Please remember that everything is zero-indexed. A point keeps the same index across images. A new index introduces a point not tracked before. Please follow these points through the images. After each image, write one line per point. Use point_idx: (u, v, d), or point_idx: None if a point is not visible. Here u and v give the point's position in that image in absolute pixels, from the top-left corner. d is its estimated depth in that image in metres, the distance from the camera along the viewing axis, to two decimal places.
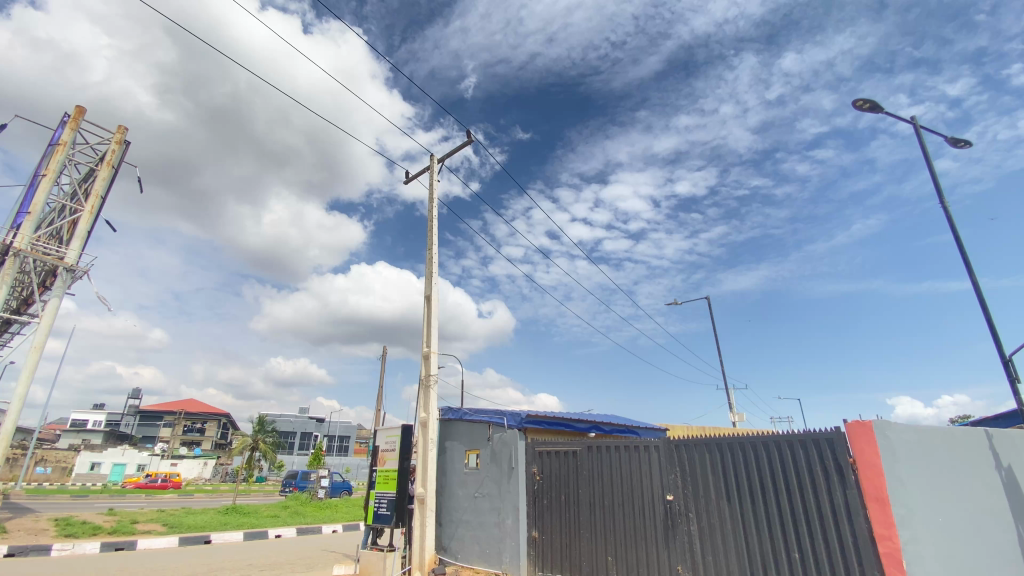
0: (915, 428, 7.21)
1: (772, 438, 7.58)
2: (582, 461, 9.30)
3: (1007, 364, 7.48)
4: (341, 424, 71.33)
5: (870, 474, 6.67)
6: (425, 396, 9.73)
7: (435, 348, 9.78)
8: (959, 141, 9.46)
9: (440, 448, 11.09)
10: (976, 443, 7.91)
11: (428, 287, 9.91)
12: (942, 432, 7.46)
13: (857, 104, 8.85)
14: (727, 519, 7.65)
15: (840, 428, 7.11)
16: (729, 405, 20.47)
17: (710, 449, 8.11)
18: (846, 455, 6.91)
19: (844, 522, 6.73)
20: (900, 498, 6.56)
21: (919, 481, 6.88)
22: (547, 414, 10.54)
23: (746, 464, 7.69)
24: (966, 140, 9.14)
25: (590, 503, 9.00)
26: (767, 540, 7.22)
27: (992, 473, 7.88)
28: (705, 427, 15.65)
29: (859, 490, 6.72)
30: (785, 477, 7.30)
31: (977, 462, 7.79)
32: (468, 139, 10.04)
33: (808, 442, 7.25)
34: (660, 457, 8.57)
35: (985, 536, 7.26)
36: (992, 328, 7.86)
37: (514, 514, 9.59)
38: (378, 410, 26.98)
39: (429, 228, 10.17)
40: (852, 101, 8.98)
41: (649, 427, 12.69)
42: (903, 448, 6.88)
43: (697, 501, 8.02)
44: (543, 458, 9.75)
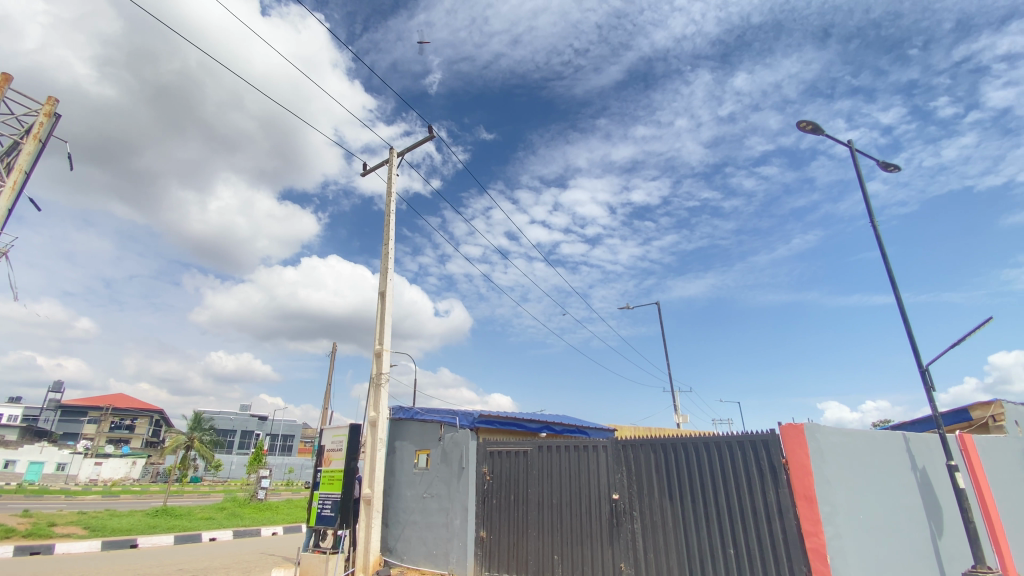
0: (842, 431, 7.73)
1: (713, 439, 7.91)
2: (532, 461, 9.38)
3: (924, 373, 8.13)
4: (285, 422, 68.79)
5: (801, 474, 7.08)
6: (375, 394, 9.52)
7: (388, 346, 9.60)
8: (889, 165, 10.22)
9: (389, 448, 10.89)
10: (895, 446, 8.58)
11: (383, 283, 9.71)
12: (865, 435, 8.05)
13: (802, 125, 9.38)
14: (668, 517, 7.92)
15: (775, 430, 7.52)
16: (675, 407, 21.22)
17: (656, 449, 8.37)
18: (779, 456, 7.31)
19: (775, 519, 7.11)
20: (827, 496, 7.01)
21: (844, 481, 7.38)
22: (500, 414, 10.56)
23: (689, 464, 7.99)
24: (895, 165, 9.89)
25: (538, 503, 9.10)
26: (705, 537, 7.53)
27: (908, 473, 8.57)
28: (651, 428, 16.15)
29: (790, 488, 7.13)
30: (724, 476, 7.64)
31: (896, 463, 8.44)
32: (430, 135, 9.90)
33: (746, 443, 7.62)
34: (608, 457, 8.77)
35: (900, 531, 7.87)
36: (912, 339, 8.53)
37: (462, 515, 9.54)
38: (325, 410, 26.14)
39: (386, 223, 9.96)
40: (797, 122, 9.50)
41: (598, 427, 12.95)
42: (830, 449, 7.37)
43: (641, 500, 8.26)
44: (494, 458, 9.76)
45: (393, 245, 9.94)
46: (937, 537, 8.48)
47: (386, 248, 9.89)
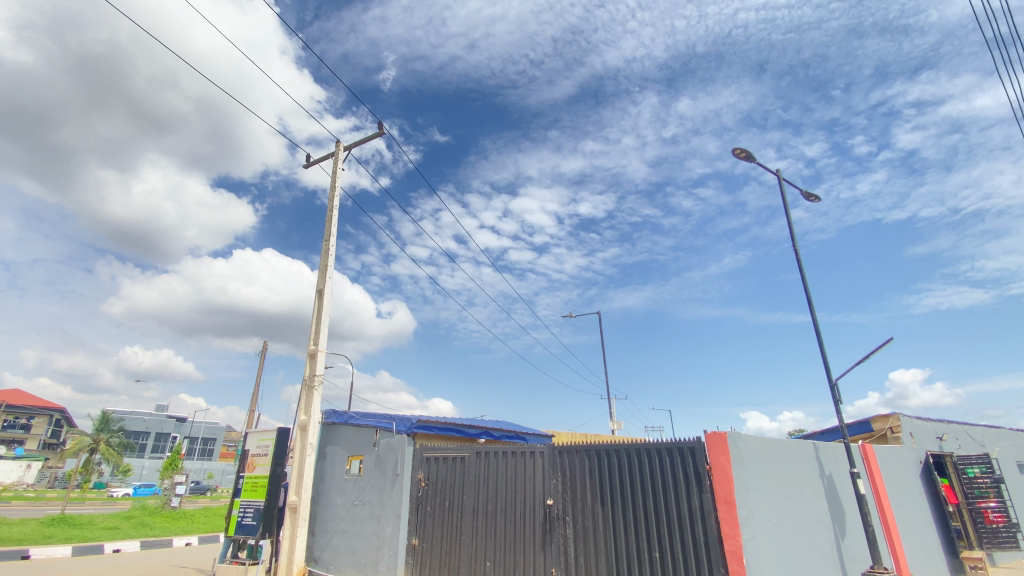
0: (761, 439, 8.26)
1: (644, 446, 8.20)
2: (469, 467, 9.33)
3: (834, 388, 8.85)
4: (207, 425, 64.44)
5: (722, 480, 7.48)
6: (307, 397, 9.12)
7: (323, 347, 9.25)
8: (811, 195, 11.11)
9: (320, 453, 10.46)
10: (806, 454, 9.28)
11: (322, 281, 9.36)
12: (780, 444, 8.66)
13: (737, 152, 10.00)
14: (600, 522, 8.12)
15: (701, 438, 7.91)
16: (611, 414, 21.83)
17: (590, 456, 8.58)
18: (704, 463, 7.69)
19: (698, 524, 7.46)
20: (744, 500, 7.45)
21: (760, 487, 7.88)
22: (438, 419, 10.43)
23: (621, 470, 8.24)
24: (816, 195, 10.77)
25: (472, 509, 9.05)
26: (633, 541, 7.78)
27: (817, 479, 9.27)
28: (587, 435, 16.50)
29: (712, 493, 7.51)
30: (653, 482, 7.94)
31: (806, 470, 9.12)
32: (380, 130, 9.66)
33: (675, 450, 7.96)
34: (544, 463, 8.88)
35: (809, 534, 8.48)
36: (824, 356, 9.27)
37: (394, 522, 9.31)
38: (253, 411, 24.73)
39: (329, 219, 9.63)
40: (733, 149, 10.11)
41: (536, 434, 13.09)
42: (749, 456, 7.85)
43: (574, 506, 8.42)
44: (431, 464, 9.62)
45: (334, 242, 9.61)
46: (840, 539, 9.22)
47: (326, 244, 9.55)
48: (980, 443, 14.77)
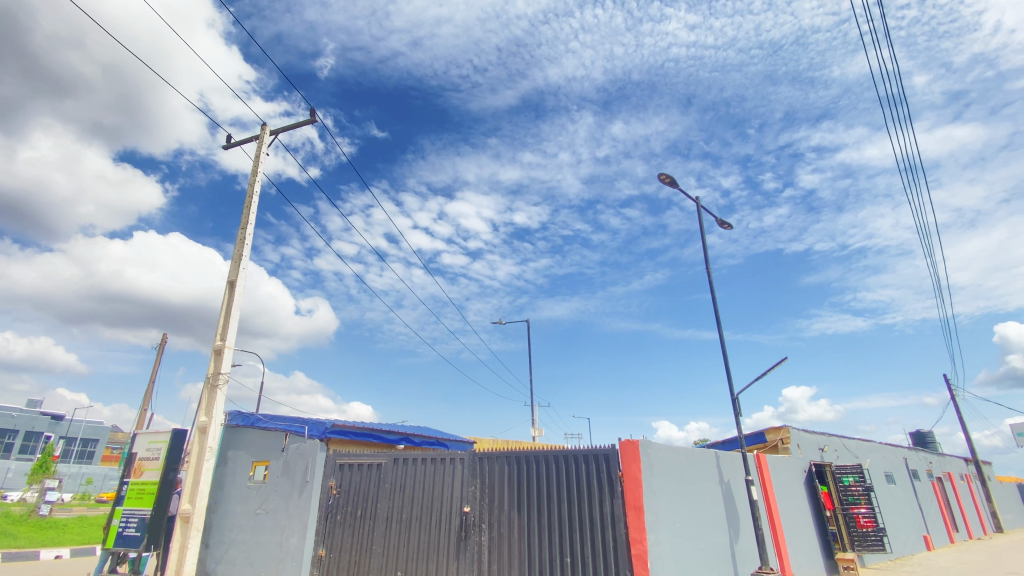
0: (669, 448, 8.81)
1: (561, 453, 8.43)
2: (385, 474, 9.09)
3: (735, 400, 9.61)
4: (89, 424, 57.62)
5: (632, 486, 7.86)
6: (209, 396, 8.46)
7: (231, 343, 8.64)
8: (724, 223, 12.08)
9: (219, 458, 9.69)
10: (708, 462, 10.01)
11: (234, 272, 8.76)
12: (685, 452, 9.27)
13: (662, 178, 10.66)
14: (514, 529, 8.22)
15: (615, 445, 8.27)
16: (533, 422, 22.20)
17: (509, 462, 8.68)
18: (617, 469, 8.03)
19: (608, 528, 7.77)
20: (651, 506, 7.87)
21: (667, 492, 8.37)
22: (355, 424, 10.09)
23: (539, 476, 8.42)
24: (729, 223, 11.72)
25: (386, 518, 8.81)
26: (546, 547, 7.95)
27: (716, 486, 10.01)
28: (508, 441, 16.68)
29: (623, 499, 7.84)
30: (568, 489, 8.18)
31: (708, 477, 9.83)
32: (313, 118, 9.21)
33: (591, 456, 8.27)
34: (463, 470, 8.86)
35: (707, 537, 9.12)
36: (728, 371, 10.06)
37: (301, 532, 8.84)
38: (144, 410, 22.49)
39: (247, 206, 9.05)
40: (659, 174, 10.76)
41: (457, 440, 13.01)
42: (657, 463, 8.34)
43: (490, 513, 8.47)
44: (344, 470, 9.27)
45: (251, 231, 9.04)
46: (734, 541, 10.00)
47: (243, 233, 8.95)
48: (854, 454, 16.60)
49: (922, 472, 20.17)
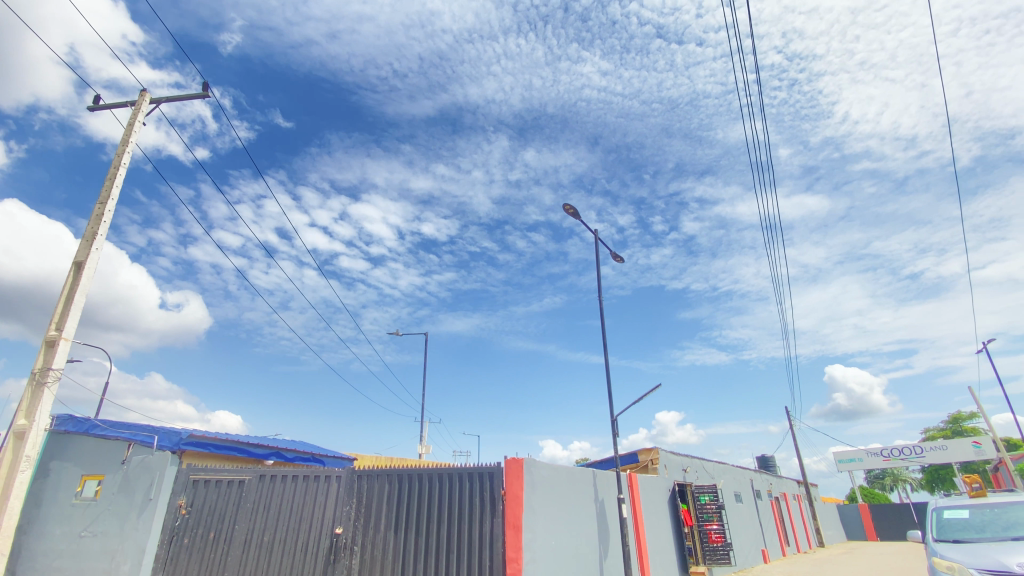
0: (551, 467, 9.17)
1: (446, 471, 8.35)
2: (248, 492, 8.31)
3: (614, 422, 10.28)
4: None
5: (513, 505, 7.98)
6: (32, 396, 7.15)
7: (69, 335, 7.42)
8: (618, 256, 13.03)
9: (38, 470, 8.20)
10: (585, 481, 10.54)
11: (83, 253, 7.61)
12: (565, 471, 9.69)
13: (567, 208, 11.21)
14: (388, 550, 7.94)
15: (501, 464, 8.37)
16: (420, 438, 21.69)
17: (390, 480, 8.42)
18: (499, 488, 8.12)
19: (485, 548, 7.77)
20: (529, 524, 8.05)
21: (545, 511, 8.64)
22: (216, 435, 9.08)
23: (420, 495, 8.26)
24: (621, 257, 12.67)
25: (243, 541, 8.03)
26: (420, 568, 7.77)
27: (591, 504, 10.55)
28: (392, 457, 16.13)
29: (502, 517, 7.92)
30: (448, 508, 8.10)
31: (584, 495, 10.33)
32: (205, 94, 8.34)
33: (475, 475, 8.31)
34: (338, 488, 8.42)
35: (579, 554, 9.52)
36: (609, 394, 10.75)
37: (136, 558, 7.68)
38: None
39: (110, 180, 7.94)
40: (564, 204, 11.32)
41: (336, 456, 12.32)
42: (538, 481, 8.61)
43: (363, 534, 8.11)
44: (197, 488, 8.32)
45: (111, 208, 7.94)
46: (603, 558, 10.55)
47: (101, 209, 7.83)
48: (710, 475, 18.49)
49: (763, 493, 22.98)
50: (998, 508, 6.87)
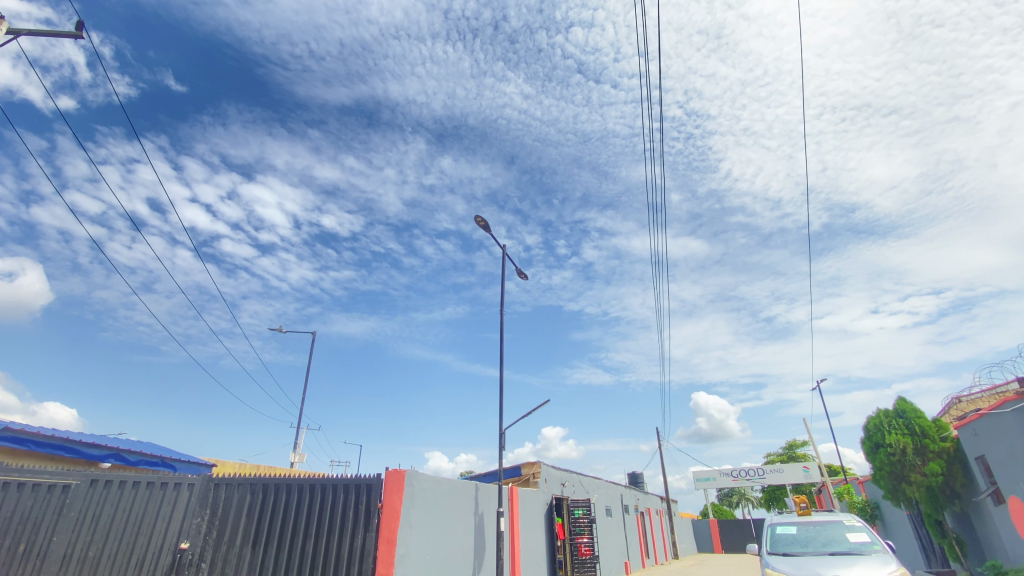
0: (432, 479, 8.92)
1: (319, 480, 7.75)
2: (73, 500, 6.70)
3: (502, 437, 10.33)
4: None
5: (389, 518, 7.60)
6: None
7: None
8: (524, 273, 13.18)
9: None
10: (466, 494, 10.44)
11: None
12: (446, 483, 9.52)
13: (480, 222, 11.11)
14: (242, 567, 7.19)
15: (381, 475, 7.91)
16: (295, 445, 20.01)
17: (253, 491, 7.64)
18: (376, 501, 7.66)
19: (355, 564, 7.23)
20: (404, 538, 7.72)
21: (422, 525, 8.35)
22: (41, 431, 7.58)
23: (285, 507, 7.57)
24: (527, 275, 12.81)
25: (62, 556, 6.46)
26: None
27: (470, 517, 10.44)
28: (260, 464, 14.68)
29: (376, 532, 7.46)
30: (316, 522, 7.48)
31: (464, 508, 10.22)
32: (78, 34, 6.96)
33: (352, 486, 7.75)
34: (190, 498, 7.50)
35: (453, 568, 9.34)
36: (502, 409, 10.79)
37: None
38: None
39: None
40: (478, 217, 11.18)
41: (190, 462, 10.88)
42: (418, 494, 8.33)
43: (214, 551, 7.33)
44: (4, 492, 6.22)
45: None
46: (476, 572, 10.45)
47: None
48: (586, 490, 19.34)
49: (631, 508, 24.55)
50: (818, 525, 7.97)
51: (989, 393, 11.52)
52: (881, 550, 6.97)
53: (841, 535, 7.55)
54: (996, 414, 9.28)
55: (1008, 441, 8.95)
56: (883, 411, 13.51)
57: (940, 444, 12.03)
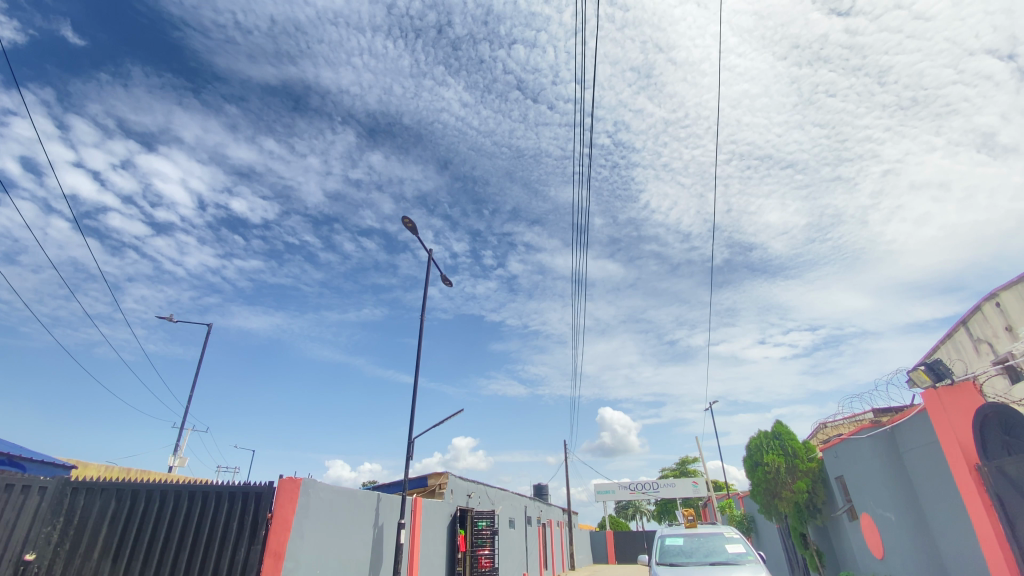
0: (330, 489, 8.27)
1: (201, 488, 6.86)
2: None
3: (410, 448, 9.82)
4: None
5: (279, 531, 6.80)
6: None
7: None
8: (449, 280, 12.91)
9: None
10: (367, 505, 9.82)
11: None
12: (345, 494, 8.85)
13: (407, 223, 10.71)
14: None
15: (272, 483, 7.12)
16: (175, 447, 17.83)
17: (119, 496, 6.57)
18: (265, 511, 6.89)
19: None
20: (294, 552, 6.93)
21: (315, 538, 7.61)
22: None
23: (157, 517, 6.59)
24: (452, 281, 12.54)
25: None
26: None
27: (369, 530, 9.80)
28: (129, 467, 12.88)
29: (262, 545, 6.69)
30: (193, 535, 6.59)
31: (363, 520, 9.58)
32: None
33: (238, 494, 6.94)
34: (40, 503, 6.15)
35: None
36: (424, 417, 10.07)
37: None
38: None
39: None
40: (406, 218, 10.79)
41: (43, 463, 9.22)
42: (313, 504, 7.61)
43: (65, 568, 6.11)
44: None
45: None
46: None
47: None
48: (492, 501, 19.18)
49: (533, 519, 24.75)
50: (702, 537, 8.37)
51: (850, 420, 12.94)
52: (755, 560, 7.45)
53: (720, 546, 7.97)
54: (854, 439, 10.42)
55: (863, 464, 10.04)
56: (763, 431, 14.67)
57: (807, 463, 13.28)
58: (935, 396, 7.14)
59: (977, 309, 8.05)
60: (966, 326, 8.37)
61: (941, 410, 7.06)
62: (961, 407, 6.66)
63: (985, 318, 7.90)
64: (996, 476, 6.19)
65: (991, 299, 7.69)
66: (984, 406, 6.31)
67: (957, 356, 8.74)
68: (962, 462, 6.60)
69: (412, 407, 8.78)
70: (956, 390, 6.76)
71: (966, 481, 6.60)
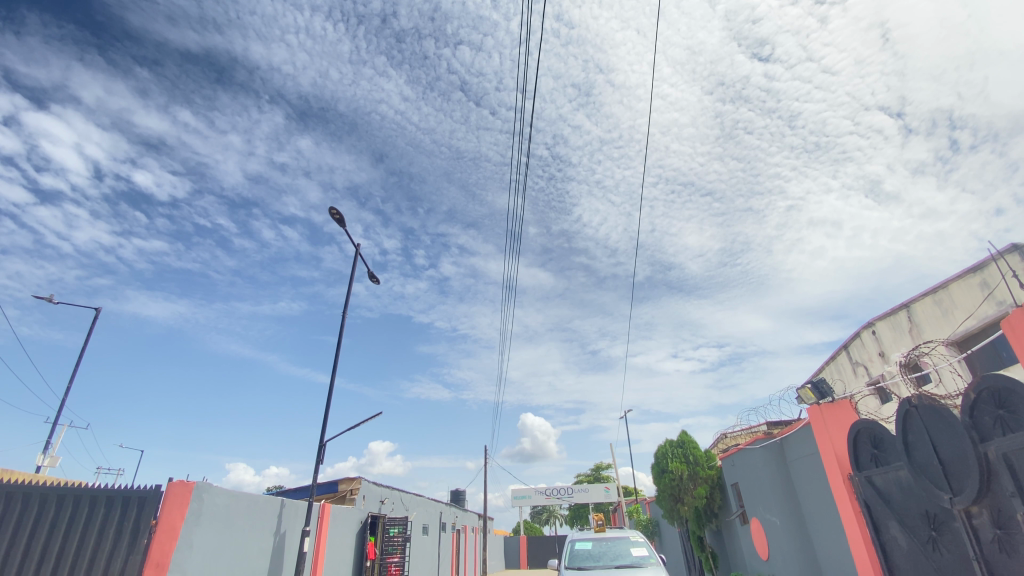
0: (226, 494, 7.56)
1: (73, 490, 5.85)
2: None
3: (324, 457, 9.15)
4: None
5: (164, 539, 5.98)
6: None
7: None
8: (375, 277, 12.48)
9: None
10: (267, 510, 9.09)
11: None
12: (241, 500, 8.08)
13: (334, 211, 10.21)
14: None
15: (159, 486, 6.24)
16: (44, 447, 15.54)
17: None
18: (149, 517, 5.98)
19: None
20: (179, 563, 6.20)
21: (205, 548, 6.88)
22: None
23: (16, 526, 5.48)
24: (377, 279, 12.11)
25: None
26: None
27: (268, 538, 9.06)
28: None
29: (143, 555, 5.79)
30: (58, 549, 5.55)
31: (262, 527, 8.83)
32: None
33: (118, 499, 5.96)
34: None
35: None
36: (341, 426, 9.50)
37: None
38: None
39: None
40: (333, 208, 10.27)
41: None
42: (206, 510, 6.90)
43: None
44: None
45: None
46: None
47: None
48: (406, 507, 18.58)
49: (448, 525, 24.33)
50: (610, 541, 8.61)
51: (746, 431, 13.98)
52: (656, 563, 7.75)
53: (626, 550, 8.21)
54: (749, 450, 11.21)
55: (756, 472, 10.82)
56: (670, 441, 15.41)
57: (707, 470, 14.17)
58: (817, 411, 7.80)
59: (856, 335, 8.97)
60: (846, 350, 9.33)
61: (822, 424, 7.70)
62: (840, 422, 7.32)
63: (863, 344, 8.83)
64: (864, 485, 6.87)
65: (868, 326, 8.61)
66: (858, 422, 6.97)
67: (838, 376, 9.72)
68: (838, 472, 7.26)
69: (325, 408, 8.16)
70: (836, 407, 7.41)
71: (841, 490, 7.28)
